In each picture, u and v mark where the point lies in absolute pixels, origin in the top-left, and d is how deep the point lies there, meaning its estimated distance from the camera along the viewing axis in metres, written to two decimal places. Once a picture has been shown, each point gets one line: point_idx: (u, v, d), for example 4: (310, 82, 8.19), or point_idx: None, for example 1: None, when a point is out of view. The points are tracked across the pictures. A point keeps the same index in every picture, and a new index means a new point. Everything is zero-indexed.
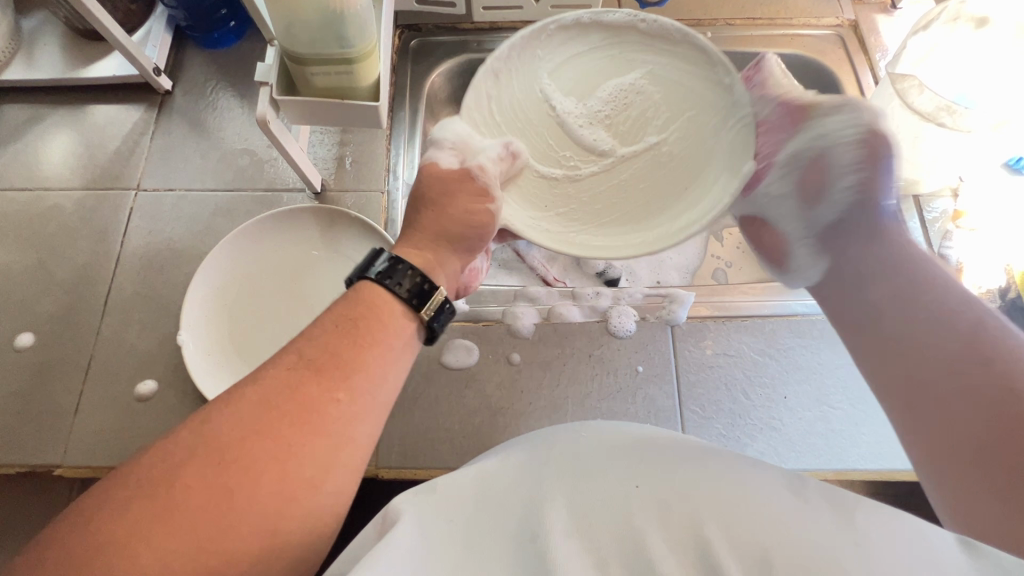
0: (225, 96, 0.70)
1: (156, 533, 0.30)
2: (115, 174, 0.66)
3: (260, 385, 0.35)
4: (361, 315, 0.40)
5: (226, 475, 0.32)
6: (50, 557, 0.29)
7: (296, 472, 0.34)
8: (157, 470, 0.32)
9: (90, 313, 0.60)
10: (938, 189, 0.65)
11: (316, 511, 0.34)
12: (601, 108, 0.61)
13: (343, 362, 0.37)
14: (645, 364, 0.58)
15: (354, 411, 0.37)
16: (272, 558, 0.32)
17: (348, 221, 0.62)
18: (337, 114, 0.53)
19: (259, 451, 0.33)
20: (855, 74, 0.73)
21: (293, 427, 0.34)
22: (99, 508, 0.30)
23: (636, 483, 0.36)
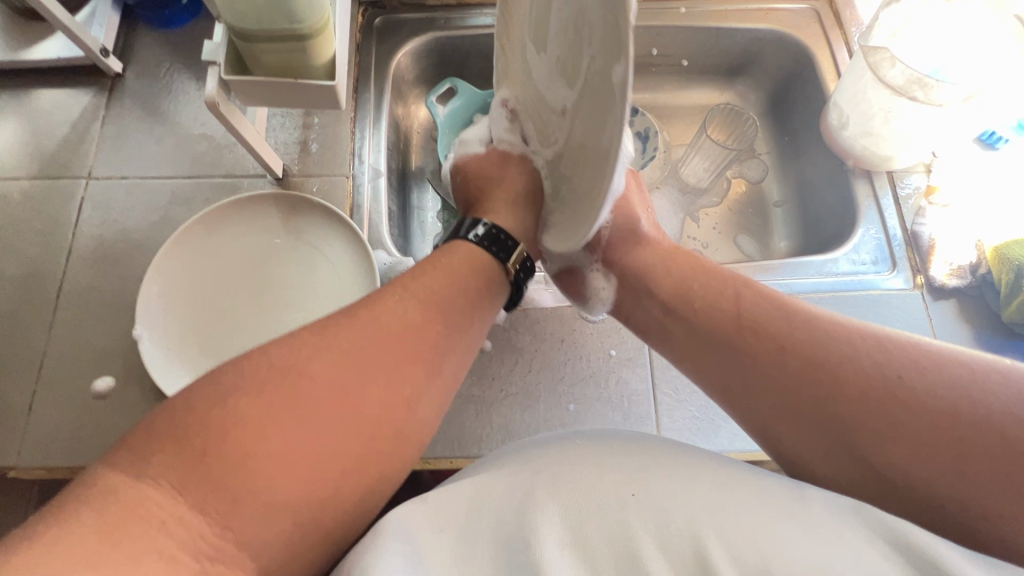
0: (179, 79, 0.67)
1: (281, 408, 0.34)
2: (64, 162, 0.63)
3: (376, 306, 0.41)
4: (447, 258, 0.48)
5: (340, 375, 0.37)
6: (184, 424, 0.32)
7: (397, 389, 0.38)
8: (285, 363, 0.36)
9: (42, 308, 0.57)
10: (911, 165, 0.65)
11: (405, 427, 0.38)
12: (552, 51, 0.45)
13: (445, 298, 0.44)
14: (619, 348, 0.58)
15: (445, 341, 0.42)
16: (372, 455, 0.36)
17: (312, 208, 0.60)
18: (293, 95, 0.50)
19: (371, 358, 0.38)
20: (831, 49, 0.72)
21: (399, 345, 0.40)
22: (230, 389, 0.34)
23: (632, 490, 0.34)
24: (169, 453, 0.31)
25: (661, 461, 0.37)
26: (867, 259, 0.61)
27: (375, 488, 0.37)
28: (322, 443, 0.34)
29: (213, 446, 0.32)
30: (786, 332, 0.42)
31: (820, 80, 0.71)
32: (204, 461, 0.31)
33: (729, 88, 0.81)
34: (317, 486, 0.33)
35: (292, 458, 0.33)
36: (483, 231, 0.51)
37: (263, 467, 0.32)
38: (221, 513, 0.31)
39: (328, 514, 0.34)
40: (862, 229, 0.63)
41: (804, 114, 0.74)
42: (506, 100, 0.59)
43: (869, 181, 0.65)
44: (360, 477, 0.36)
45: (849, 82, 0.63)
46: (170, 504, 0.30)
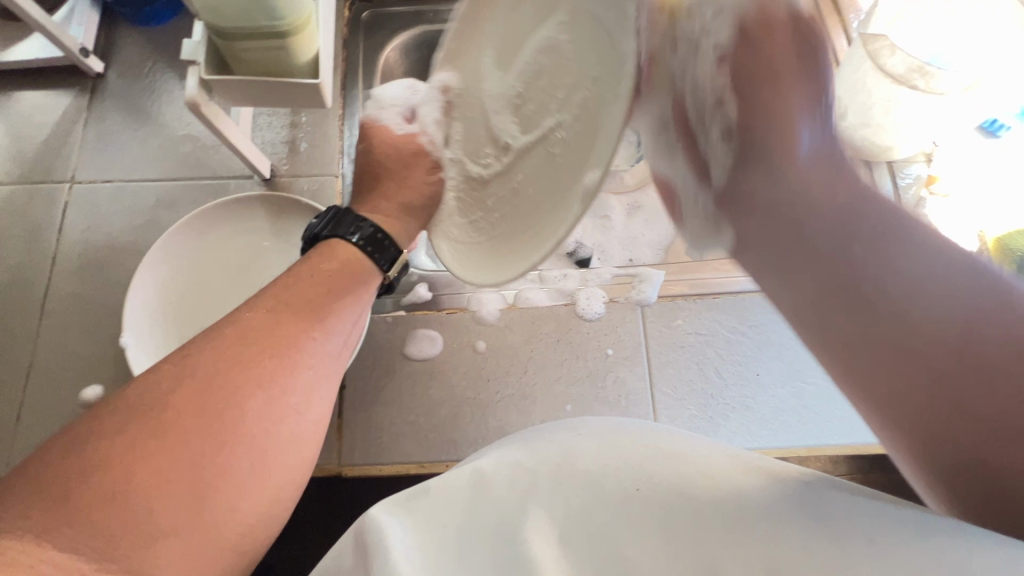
0: (162, 78, 0.66)
1: (144, 446, 0.32)
2: (46, 166, 0.61)
3: (240, 324, 0.39)
4: (327, 270, 0.46)
5: (212, 395, 0.35)
6: (50, 483, 0.30)
7: (278, 397, 0.37)
8: (149, 398, 0.34)
9: (27, 316, 0.56)
10: (912, 155, 0.64)
11: (300, 431, 0.37)
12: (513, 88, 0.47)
13: (319, 303, 0.43)
14: (616, 347, 0.57)
15: (322, 347, 0.41)
16: (264, 466, 0.35)
17: (299, 209, 0.58)
18: (277, 95, 0.49)
19: (244, 376, 0.36)
20: (829, 37, 0.70)
21: (263, 351, 0.38)
22: (108, 430, 0.32)
23: (636, 486, 0.33)
24: (39, 513, 0.29)
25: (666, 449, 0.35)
26: None
27: (277, 499, 0.36)
28: (203, 460, 0.32)
29: (83, 495, 0.30)
30: (861, 257, 0.29)
31: None
32: (80, 516, 0.29)
33: None
34: (207, 504, 0.32)
35: (170, 486, 0.31)
36: (363, 232, 0.49)
37: (147, 494, 0.30)
38: (98, 548, 0.29)
39: (226, 542, 0.32)
40: None
41: None
42: (445, 87, 0.51)
43: (869, 171, 0.64)
44: (258, 492, 0.34)
45: (848, 71, 0.60)
46: (37, 551, 0.28)
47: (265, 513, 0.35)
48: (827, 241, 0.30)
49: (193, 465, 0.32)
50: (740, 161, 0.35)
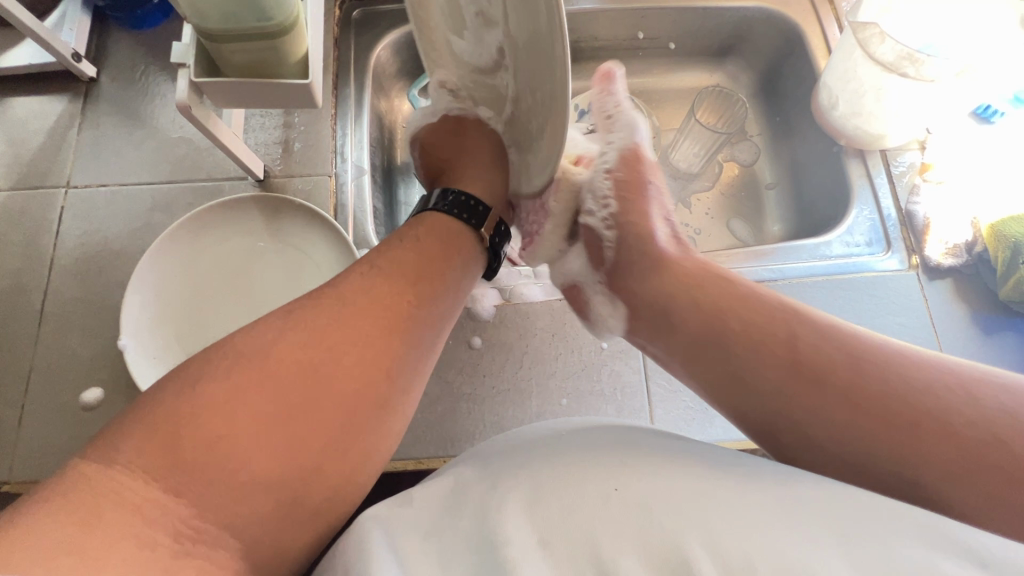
0: (155, 81, 0.66)
1: (247, 394, 0.35)
2: (41, 172, 0.62)
3: (342, 284, 0.42)
4: (413, 236, 0.48)
5: (315, 350, 0.37)
6: (157, 412, 0.33)
7: (370, 362, 0.39)
8: (256, 346, 0.37)
9: (26, 322, 0.57)
10: (905, 143, 0.63)
11: (387, 401, 0.39)
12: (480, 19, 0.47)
13: (405, 268, 0.44)
14: (611, 340, 0.57)
15: (417, 313, 0.43)
16: (352, 430, 0.37)
17: (293, 209, 0.59)
18: (267, 95, 0.49)
19: (341, 336, 0.39)
20: (821, 25, 0.70)
21: (361, 314, 0.40)
22: (213, 371, 0.36)
23: (613, 486, 0.34)
24: (144, 440, 0.32)
25: (648, 461, 0.36)
26: (861, 240, 0.60)
27: (360, 463, 0.37)
28: (299, 421, 0.35)
29: (186, 431, 0.33)
30: (798, 354, 0.41)
31: (811, 58, 0.70)
32: (176, 450, 0.32)
33: (718, 70, 0.79)
34: (301, 468, 0.34)
35: (264, 432, 0.34)
36: (451, 200, 0.52)
37: (245, 448, 0.33)
38: (197, 498, 0.31)
39: (307, 491, 0.34)
40: (855, 210, 0.62)
41: (796, 93, 0.73)
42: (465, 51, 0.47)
43: (862, 160, 0.64)
44: (345, 451, 0.36)
45: (839, 59, 0.62)
46: (136, 492, 0.30)
47: (350, 473, 0.36)
48: (755, 325, 0.44)
49: (292, 424, 0.35)
50: (649, 327, 0.50)
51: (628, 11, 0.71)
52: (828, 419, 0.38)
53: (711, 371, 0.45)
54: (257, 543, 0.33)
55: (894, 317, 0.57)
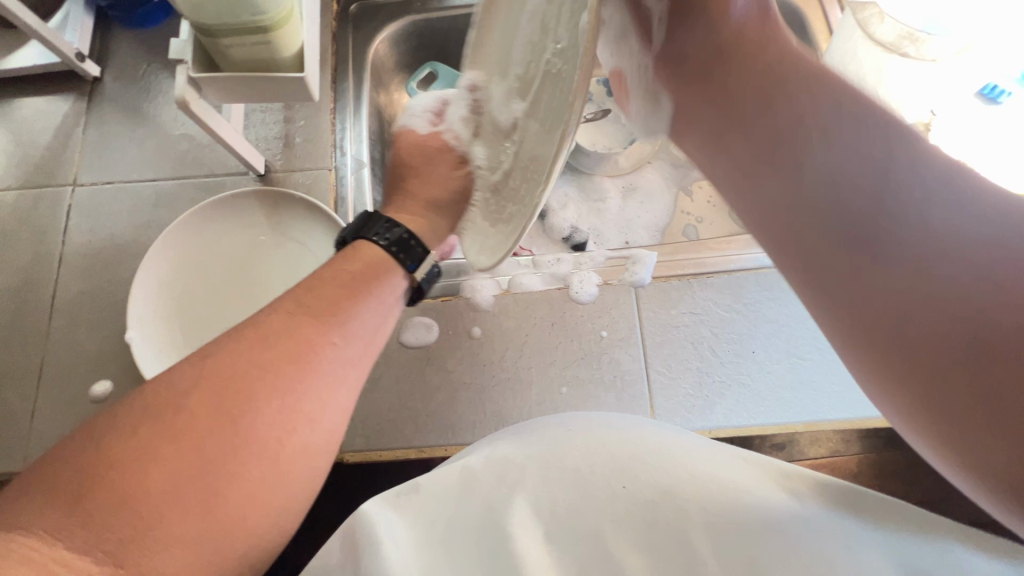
0: (158, 80, 0.67)
1: (155, 455, 0.30)
2: (49, 170, 0.63)
3: (263, 322, 0.38)
4: (346, 274, 0.44)
5: (227, 398, 0.34)
6: (55, 474, 0.30)
7: (290, 407, 0.35)
8: (167, 395, 0.33)
9: (37, 317, 0.58)
10: (909, 125, 0.62)
11: (312, 443, 0.36)
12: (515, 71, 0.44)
13: (340, 305, 0.41)
14: (610, 329, 0.57)
15: (344, 353, 0.40)
16: (277, 475, 0.34)
17: (294, 204, 0.59)
18: (263, 90, 0.50)
19: (260, 380, 0.35)
20: (823, 8, 0.69)
21: (291, 351, 0.37)
22: (111, 429, 0.31)
23: (623, 485, 0.36)
24: (40, 509, 0.28)
25: (647, 468, 0.36)
26: None
27: (287, 507, 0.35)
28: (223, 467, 0.32)
29: (94, 492, 0.29)
30: (775, 86, 0.31)
31: (812, 41, 0.69)
32: (88, 520, 0.28)
33: None
34: (222, 519, 0.31)
35: (179, 492, 0.30)
36: (394, 235, 0.50)
37: (165, 503, 0.30)
38: (108, 556, 0.28)
39: (231, 548, 0.32)
40: None
41: None
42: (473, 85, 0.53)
43: None
44: (268, 503, 0.33)
45: (841, 41, 0.60)
46: (53, 553, 0.27)
47: (274, 522, 0.34)
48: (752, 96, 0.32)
49: (211, 471, 0.31)
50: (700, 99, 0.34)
51: None
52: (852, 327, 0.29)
53: (821, 283, 0.30)
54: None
55: None
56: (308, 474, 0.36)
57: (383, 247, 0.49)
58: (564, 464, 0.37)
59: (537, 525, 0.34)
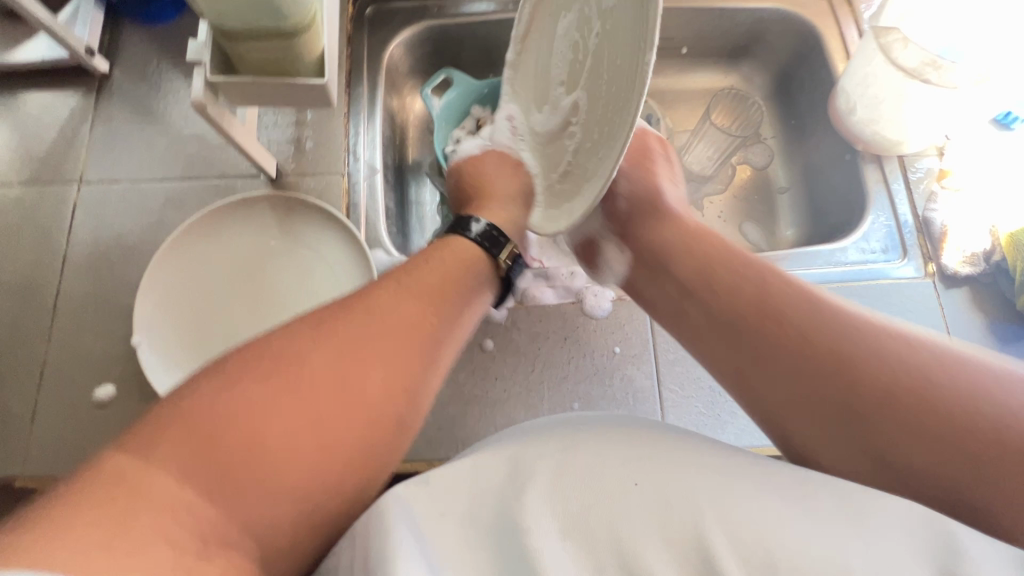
0: (168, 77, 0.66)
1: (283, 408, 0.32)
2: (55, 166, 0.62)
3: (384, 293, 0.40)
4: (437, 261, 0.45)
5: (347, 361, 0.35)
6: (193, 411, 0.31)
7: (399, 376, 0.36)
8: (294, 352, 0.35)
9: (39, 317, 0.57)
10: (923, 149, 0.63)
11: (404, 419, 0.36)
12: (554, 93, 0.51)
13: (446, 299, 0.42)
14: (623, 345, 0.57)
15: (442, 332, 0.41)
16: (372, 443, 0.34)
17: (306, 208, 0.58)
18: (282, 94, 0.49)
19: (376, 347, 0.36)
20: (839, 27, 0.69)
21: (404, 334, 0.38)
22: (234, 378, 0.33)
23: (635, 480, 0.33)
24: (170, 441, 0.30)
25: (667, 469, 0.33)
26: (877, 247, 0.60)
27: (375, 476, 0.35)
28: (328, 435, 0.33)
29: (223, 436, 0.30)
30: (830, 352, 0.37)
31: (828, 60, 0.69)
32: (212, 452, 0.30)
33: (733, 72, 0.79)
34: (325, 475, 0.32)
35: (297, 440, 0.32)
36: (480, 228, 0.49)
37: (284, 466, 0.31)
38: (225, 496, 0.29)
39: (328, 505, 0.33)
40: (871, 216, 0.61)
41: (813, 97, 0.72)
42: (512, 117, 0.58)
43: (879, 166, 0.63)
44: (357, 473, 0.34)
45: (859, 64, 0.61)
46: (179, 488, 0.29)
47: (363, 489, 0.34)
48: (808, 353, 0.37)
49: (315, 431, 0.32)
50: (652, 275, 0.49)
51: None
52: (842, 446, 0.36)
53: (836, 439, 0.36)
54: (279, 536, 0.31)
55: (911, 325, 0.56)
56: (393, 447, 0.36)
57: (475, 242, 0.48)
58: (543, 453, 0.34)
59: (554, 520, 0.32)
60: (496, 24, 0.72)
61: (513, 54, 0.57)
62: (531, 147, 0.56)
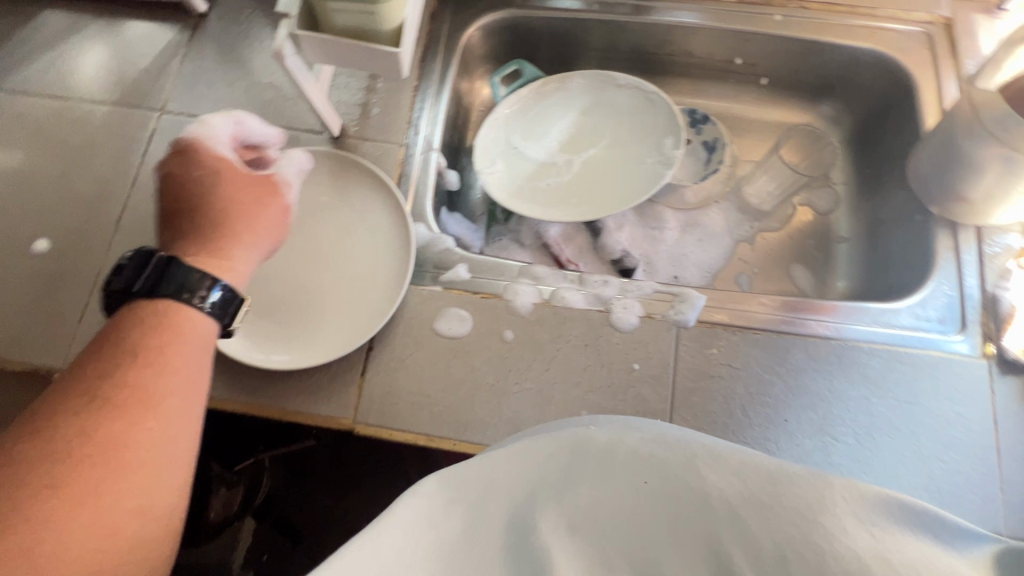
0: (258, 25, 0.69)
1: (46, 472, 0.33)
2: (143, 92, 0.66)
3: (193, 340, 0.41)
4: (223, 219, 0.45)
5: (93, 397, 0.36)
6: None
7: (156, 418, 0.37)
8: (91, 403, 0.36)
9: (104, 228, 0.61)
10: (1008, 223, 0.59)
11: (169, 446, 0.37)
12: (553, 133, 0.68)
13: (212, 255, 0.43)
14: (643, 363, 0.55)
15: (188, 352, 0.40)
16: (145, 491, 0.35)
17: (360, 170, 0.60)
18: (357, 57, 0.50)
19: (172, 399, 0.37)
20: (938, 79, 0.65)
21: (122, 421, 0.36)
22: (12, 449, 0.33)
23: (645, 479, 0.33)
24: None
25: (682, 460, 0.33)
26: (933, 317, 0.57)
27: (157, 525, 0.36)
28: (91, 490, 0.33)
29: None
30: None
31: (918, 111, 0.65)
32: None
33: (813, 109, 0.77)
34: (97, 532, 0.33)
35: (61, 497, 0.32)
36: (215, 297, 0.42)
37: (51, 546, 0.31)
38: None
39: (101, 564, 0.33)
40: (933, 283, 0.58)
41: (893, 148, 0.69)
42: (504, 108, 0.68)
43: (953, 232, 0.60)
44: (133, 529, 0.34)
45: (950, 122, 0.58)
46: None
47: (147, 538, 0.35)
48: None
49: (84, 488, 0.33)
50: None
51: (730, 33, 0.70)
52: None
53: None
54: None
55: (953, 405, 0.53)
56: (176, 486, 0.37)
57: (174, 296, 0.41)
58: (548, 465, 0.35)
59: (560, 519, 0.32)
60: (578, 22, 0.72)
61: (528, 89, 0.68)
62: (511, 153, 0.67)
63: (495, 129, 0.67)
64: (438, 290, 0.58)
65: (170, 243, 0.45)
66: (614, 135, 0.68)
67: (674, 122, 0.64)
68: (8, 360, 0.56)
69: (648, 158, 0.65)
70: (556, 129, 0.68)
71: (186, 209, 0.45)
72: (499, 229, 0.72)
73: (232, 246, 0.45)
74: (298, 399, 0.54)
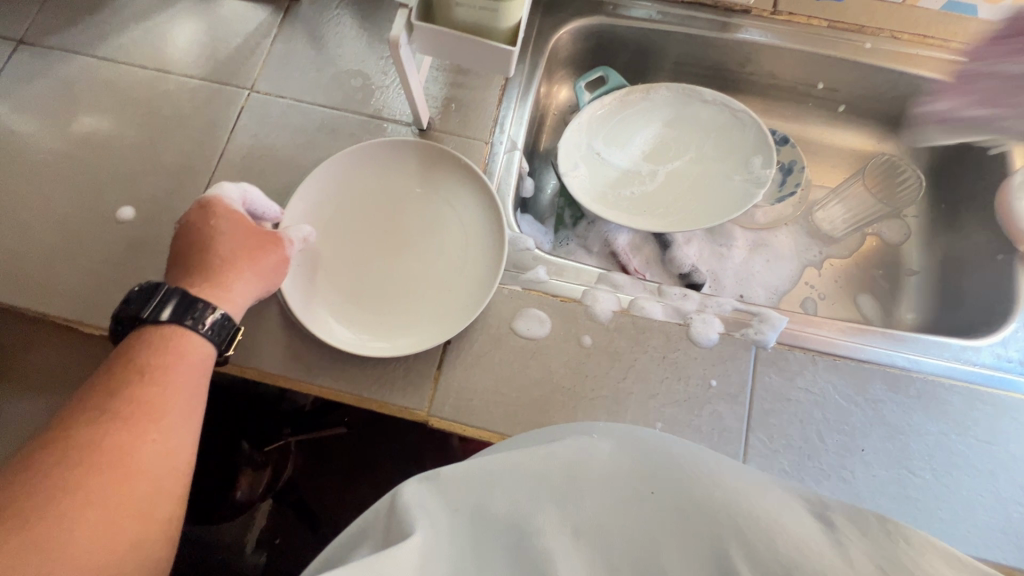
0: (350, 13, 0.69)
1: (91, 465, 0.38)
2: (233, 70, 0.66)
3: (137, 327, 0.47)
4: (197, 237, 0.51)
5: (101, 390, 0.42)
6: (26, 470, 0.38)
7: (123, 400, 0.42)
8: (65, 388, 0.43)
9: (187, 201, 0.61)
10: None
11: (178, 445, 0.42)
12: (638, 142, 0.69)
13: (220, 273, 0.49)
14: (720, 380, 0.55)
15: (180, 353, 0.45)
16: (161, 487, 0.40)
17: (449, 163, 0.60)
18: (469, 52, 0.50)
19: (117, 378, 0.43)
20: None
21: (132, 432, 0.40)
22: None
23: (649, 490, 0.37)
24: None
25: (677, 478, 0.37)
26: (1014, 357, 0.57)
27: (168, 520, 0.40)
28: (123, 480, 0.39)
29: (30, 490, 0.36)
30: None
31: (1006, 151, 0.65)
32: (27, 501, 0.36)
33: (890, 140, 0.76)
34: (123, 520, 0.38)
35: (100, 487, 0.38)
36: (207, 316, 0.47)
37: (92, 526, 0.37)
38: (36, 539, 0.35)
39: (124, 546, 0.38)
40: (1015, 324, 0.58)
41: (974, 185, 0.68)
42: (588, 114, 0.68)
43: None
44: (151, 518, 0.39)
45: None
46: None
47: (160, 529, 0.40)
48: None
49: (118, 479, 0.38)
50: None
51: (817, 57, 0.70)
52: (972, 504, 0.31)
53: None
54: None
55: None
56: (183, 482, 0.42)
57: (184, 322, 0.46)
58: (551, 468, 0.38)
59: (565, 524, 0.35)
60: (665, 34, 0.72)
61: (612, 97, 0.68)
62: (594, 161, 0.67)
63: (581, 137, 0.67)
64: (518, 290, 0.58)
65: (177, 277, 0.51)
66: (697, 149, 0.68)
67: (761, 142, 0.65)
68: (88, 324, 0.57)
69: (735, 174, 0.66)
70: (640, 140, 0.69)
71: (189, 252, 0.51)
72: (568, 233, 0.72)
73: (234, 279, 0.49)
74: (371, 386, 0.54)
